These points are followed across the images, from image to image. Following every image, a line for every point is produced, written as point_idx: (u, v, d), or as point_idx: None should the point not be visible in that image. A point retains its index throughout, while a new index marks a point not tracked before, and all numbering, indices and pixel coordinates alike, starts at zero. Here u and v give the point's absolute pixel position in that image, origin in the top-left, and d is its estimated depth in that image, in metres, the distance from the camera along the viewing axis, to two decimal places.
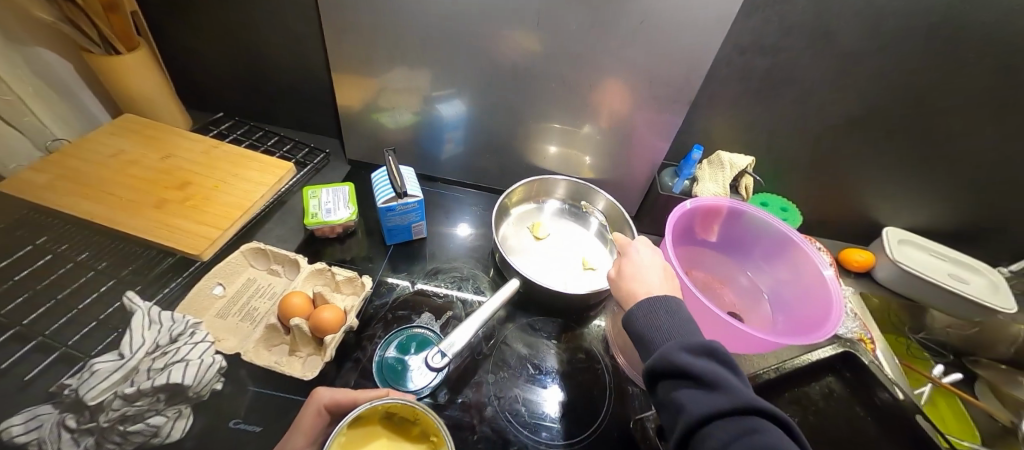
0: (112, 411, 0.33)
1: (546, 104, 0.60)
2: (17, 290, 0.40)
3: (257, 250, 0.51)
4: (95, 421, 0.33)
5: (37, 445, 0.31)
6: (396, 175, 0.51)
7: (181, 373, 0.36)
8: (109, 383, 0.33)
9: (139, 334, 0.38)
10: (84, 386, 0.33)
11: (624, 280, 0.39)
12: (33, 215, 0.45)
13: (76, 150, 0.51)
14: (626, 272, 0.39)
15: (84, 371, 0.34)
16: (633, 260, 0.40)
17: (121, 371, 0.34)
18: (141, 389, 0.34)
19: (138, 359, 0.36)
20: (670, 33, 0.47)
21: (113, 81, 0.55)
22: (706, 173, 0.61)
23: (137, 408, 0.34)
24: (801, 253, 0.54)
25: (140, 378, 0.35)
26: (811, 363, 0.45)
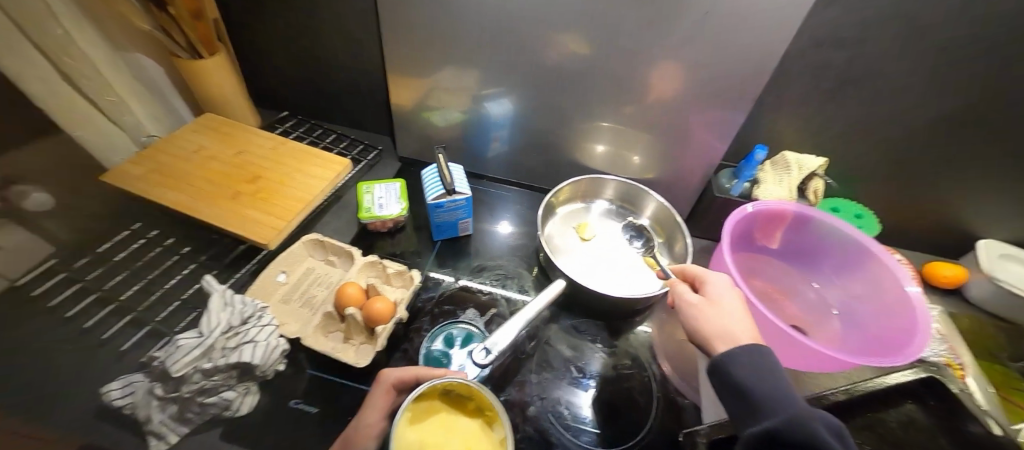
0: (193, 384, 0.36)
1: (595, 103, 0.58)
2: (116, 269, 0.47)
3: (316, 241, 0.54)
4: (178, 391, 0.36)
5: (130, 408, 0.37)
6: (446, 173, 0.52)
7: (252, 354, 0.39)
8: (190, 358, 0.35)
9: (217, 314, 0.40)
10: (171, 359, 0.35)
11: (722, 312, 0.35)
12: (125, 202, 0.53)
13: (165, 145, 0.57)
14: (726, 305, 0.35)
15: (171, 346, 0.37)
16: (730, 294, 0.36)
17: (200, 348, 0.36)
18: (217, 366, 0.37)
19: (215, 338, 0.38)
20: (733, 27, 0.44)
21: (197, 83, 0.61)
22: (768, 176, 0.57)
23: (213, 382, 0.38)
24: (880, 267, 0.49)
25: (218, 355, 0.38)
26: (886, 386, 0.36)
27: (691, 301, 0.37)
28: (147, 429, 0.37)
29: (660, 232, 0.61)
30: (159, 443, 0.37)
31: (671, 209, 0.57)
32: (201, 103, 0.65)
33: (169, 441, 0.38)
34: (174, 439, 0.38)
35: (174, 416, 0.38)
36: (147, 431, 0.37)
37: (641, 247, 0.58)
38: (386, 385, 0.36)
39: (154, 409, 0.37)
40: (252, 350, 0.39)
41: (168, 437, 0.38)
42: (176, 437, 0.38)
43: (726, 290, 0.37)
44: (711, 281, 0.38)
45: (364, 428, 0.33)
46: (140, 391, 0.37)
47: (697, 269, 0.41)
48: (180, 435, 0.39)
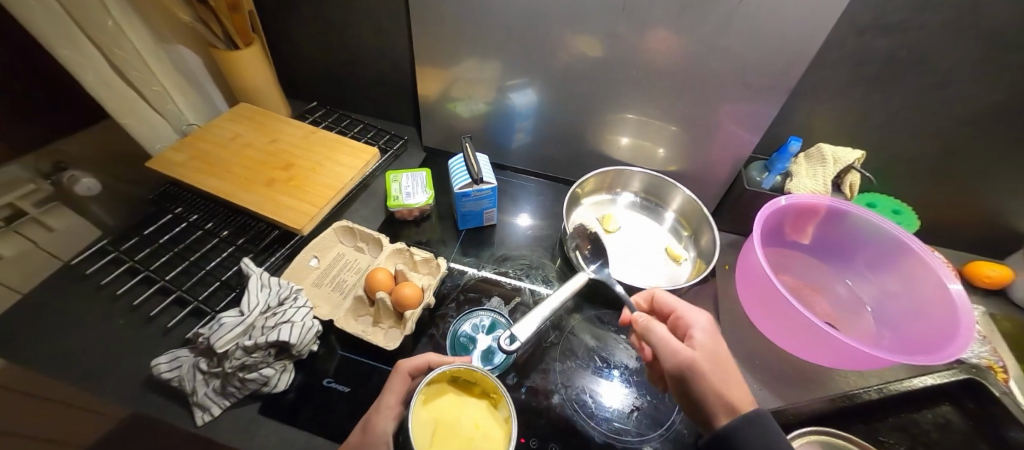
0: (234, 360, 0.38)
1: (621, 94, 0.58)
2: (162, 251, 0.51)
3: (345, 228, 0.55)
4: (221, 366, 0.39)
5: (177, 381, 0.40)
6: (473, 162, 0.52)
7: (285, 333, 0.40)
8: (233, 335, 0.39)
9: (255, 295, 0.43)
10: (215, 335, 0.39)
11: (714, 368, 0.32)
12: (171, 189, 0.57)
13: (203, 133, 0.59)
14: (716, 358, 0.33)
15: (215, 324, 0.40)
16: (715, 343, 0.34)
17: (241, 326, 0.39)
18: (257, 343, 0.38)
19: (255, 317, 0.41)
20: (771, 15, 0.43)
21: (233, 73, 0.63)
22: (802, 168, 0.55)
23: (252, 359, 0.39)
24: (919, 264, 0.48)
25: (256, 333, 0.40)
26: (918, 389, 0.44)
27: (681, 351, 0.33)
28: (193, 401, 0.39)
29: (686, 226, 0.60)
30: (204, 414, 0.40)
31: (698, 202, 0.56)
32: (236, 93, 0.68)
33: (213, 413, 0.40)
34: (217, 412, 0.40)
35: (217, 390, 0.40)
36: (193, 403, 0.39)
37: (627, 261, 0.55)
38: (405, 372, 0.36)
39: (199, 382, 0.40)
40: (285, 329, 0.40)
41: (211, 409, 0.40)
42: (219, 410, 0.40)
43: (711, 339, 0.35)
44: (695, 325, 0.36)
45: (384, 413, 0.34)
46: (187, 366, 0.40)
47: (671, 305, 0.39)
48: (224, 408, 0.41)
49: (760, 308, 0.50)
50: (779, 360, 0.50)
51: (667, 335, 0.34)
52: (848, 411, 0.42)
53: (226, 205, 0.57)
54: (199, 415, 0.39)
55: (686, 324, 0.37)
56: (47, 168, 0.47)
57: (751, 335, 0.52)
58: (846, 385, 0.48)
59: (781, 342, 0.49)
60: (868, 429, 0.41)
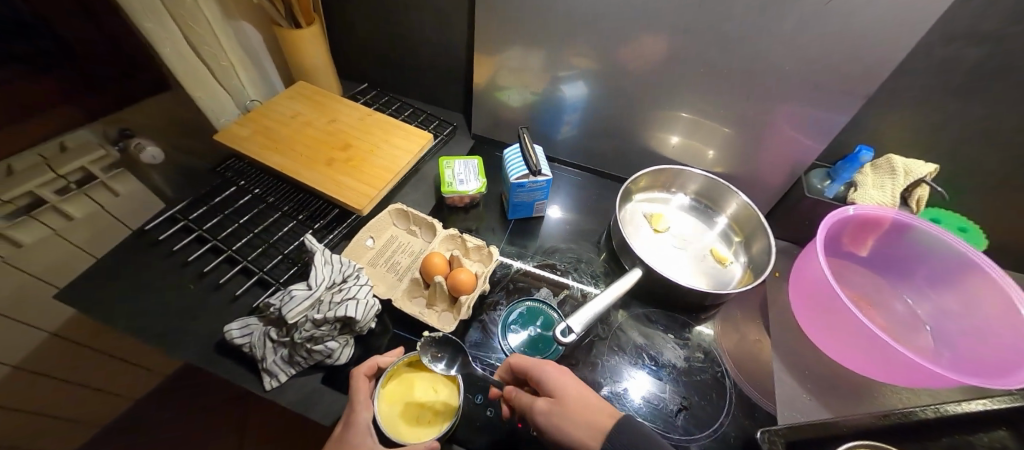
0: (304, 331, 0.40)
1: (680, 92, 0.57)
2: (228, 222, 0.54)
3: (400, 210, 0.57)
4: (289, 336, 0.41)
5: (248, 346, 0.42)
6: (531, 153, 0.53)
7: (351, 309, 0.41)
8: (303, 308, 0.40)
9: (321, 270, 0.45)
10: (286, 306, 0.40)
11: (571, 408, 0.33)
12: (237, 164, 0.60)
13: (265, 110, 0.61)
14: (569, 398, 0.34)
15: (285, 295, 0.41)
16: (563, 383, 0.36)
17: (310, 300, 0.41)
18: (325, 317, 0.40)
19: (321, 292, 0.42)
20: (859, 17, 0.41)
21: (293, 51, 0.64)
22: (869, 179, 0.53)
23: (320, 332, 0.41)
24: (989, 285, 0.46)
25: (324, 307, 0.41)
26: (972, 412, 0.41)
27: (540, 410, 0.34)
28: (262, 367, 0.42)
29: (738, 230, 0.59)
30: (272, 379, 0.42)
31: (754, 207, 0.55)
32: (294, 72, 0.69)
33: (279, 380, 0.42)
34: (283, 379, 0.42)
35: (285, 358, 0.42)
36: (263, 369, 0.42)
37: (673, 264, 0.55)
38: (363, 373, 0.39)
39: (268, 350, 0.42)
40: (351, 306, 0.41)
41: (278, 376, 0.42)
42: (285, 377, 0.42)
43: (557, 378, 0.36)
44: (541, 378, 0.37)
45: (361, 407, 0.37)
46: (257, 334, 0.42)
47: (517, 366, 0.39)
48: (289, 376, 0.43)
49: (815, 318, 0.49)
50: (830, 371, 0.49)
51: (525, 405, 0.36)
52: (900, 427, 0.40)
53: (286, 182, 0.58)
54: (268, 380, 0.42)
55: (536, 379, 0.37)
56: (113, 135, 0.50)
57: (801, 344, 0.51)
58: (900, 402, 0.47)
59: (834, 353, 0.48)
60: None
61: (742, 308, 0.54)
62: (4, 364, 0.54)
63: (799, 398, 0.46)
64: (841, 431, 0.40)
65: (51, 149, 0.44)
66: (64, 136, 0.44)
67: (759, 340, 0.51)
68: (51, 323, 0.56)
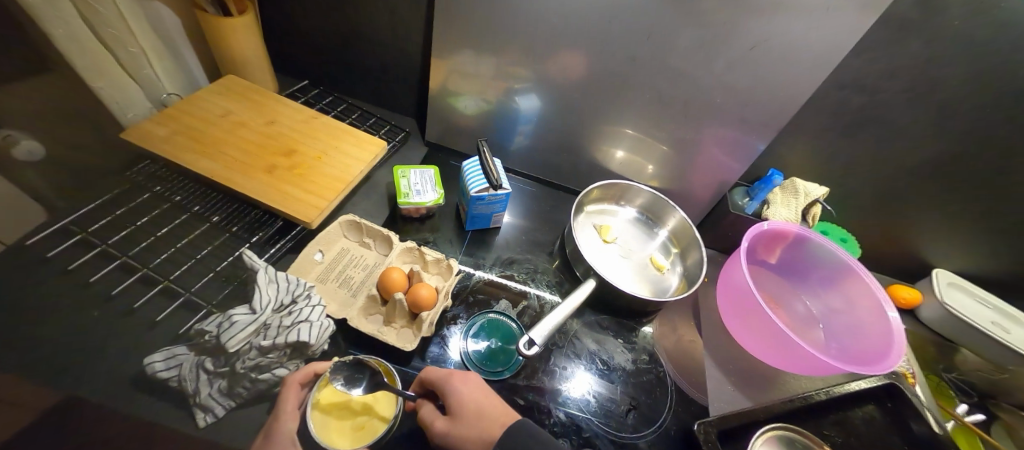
0: (249, 360, 0.37)
1: (627, 111, 0.61)
2: (141, 236, 0.46)
3: (351, 222, 0.54)
4: (229, 365, 0.38)
5: (175, 380, 0.37)
6: (491, 167, 0.53)
7: (304, 333, 0.39)
8: (245, 334, 0.37)
9: (266, 291, 0.41)
10: (225, 333, 0.36)
11: (466, 425, 0.35)
12: (162, 173, 0.52)
13: (188, 106, 0.54)
14: (465, 413, 0.36)
15: (224, 321, 0.37)
16: (465, 393, 0.37)
17: (254, 325, 0.37)
18: (274, 344, 0.37)
19: (267, 316, 0.39)
20: (775, 60, 0.48)
21: (222, 41, 0.57)
22: (779, 198, 0.62)
23: (266, 359, 0.39)
24: (863, 289, 0.57)
25: (272, 332, 0.38)
26: (850, 392, 0.52)
27: (439, 428, 0.36)
28: (194, 401, 0.37)
29: (676, 243, 0.65)
30: (207, 415, 0.38)
31: (689, 222, 0.62)
32: (220, 62, 0.61)
33: (215, 415, 0.39)
34: (220, 413, 0.39)
35: (223, 390, 0.39)
36: (195, 404, 0.37)
37: (618, 270, 0.59)
38: (293, 382, 0.37)
39: (202, 383, 0.37)
40: (303, 330, 0.39)
41: (214, 410, 0.38)
42: (222, 411, 0.39)
43: (460, 390, 0.37)
44: (447, 391, 0.37)
45: (286, 417, 0.35)
46: (188, 364, 0.38)
47: (427, 376, 0.39)
48: (228, 408, 0.40)
49: (738, 319, 0.57)
50: (750, 364, 0.57)
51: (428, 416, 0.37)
52: (802, 409, 0.50)
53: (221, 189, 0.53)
54: (201, 416, 0.38)
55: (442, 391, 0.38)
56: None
57: (727, 341, 0.59)
58: (799, 387, 0.56)
59: (752, 349, 0.56)
60: (815, 424, 0.50)
61: (679, 311, 0.60)
62: None
63: (726, 390, 0.53)
64: (758, 417, 0.47)
65: None
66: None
67: (693, 340, 0.57)
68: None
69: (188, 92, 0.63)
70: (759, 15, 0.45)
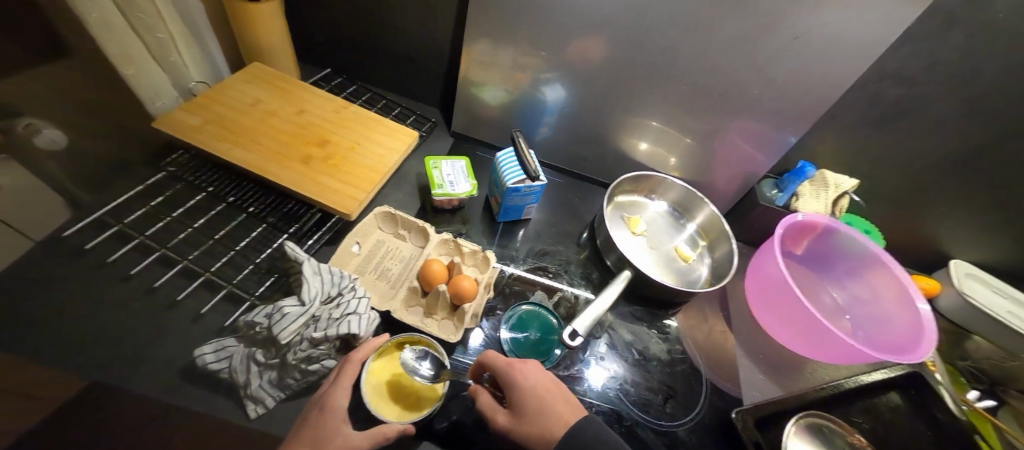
0: (301, 352, 0.37)
1: (659, 102, 0.60)
2: (176, 227, 0.47)
3: (387, 213, 0.54)
4: (280, 356, 0.38)
5: (225, 371, 0.39)
6: (529, 159, 0.53)
7: (353, 325, 0.39)
8: (296, 326, 0.37)
9: (312, 282, 0.41)
10: (277, 325, 0.37)
11: (530, 422, 0.35)
12: (196, 163, 0.53)
13: (218, 95, 0.53)
14: (528, 410, 0.36)
15: (275, 313, 0.37)
16: (528, 390, 0.37)
17: (305, 317, 0.38)
18: (325, 335, 0.37)
19: (316, 308, 0.39)
20: (814, 53, 0.48)
21: (246, 26, 0.55)
22: (808, 190, 0.63)
23: (316, 352, 0.38)
24: (893, 282, 0.58)
25: (322, 325, 0.38)
26: (868, 382, 0.54)
27: (501, 423, 0.37)
28: (245, 392, 0.38)
29: (703, 235, 0.66)
30: (257, 406, 0.38)
31: (718, 215, 0.62)
32: (244, 49, 0.60)
33: (265, 406, 0.39)
34: (270, 405, 0.39)
35: (272, 382, 0.39)
36: (247, 395, 0.38)
37: (647, 261, 0.60)
38: (356, 360, 0.38)
39: (252, 374, 0.38)
40: (352, 322, 0.39)
41: (264, 402, 0.39)
42: (272, 402, 0.39)
43: (523, 386, 0.37)
44: (510, 383, 0.38)
45: (339, 393, 0.36)
46: (239, 356, 0.39)
47: (490, 365, 0.40)
48: (278, 400, 0.40)
49: (770, 309, 0.58)
50: (779, 353, 0.58)
51: (488, 405, 0.38)
52: (830, 397, 0.51)
53: (254, 179, 0.52)
54: (252, 408, 0.38)
55: (503, 381, 0.38)
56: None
57: (755, 331, 0.60)
58: (826, 375, 0.58)
59: (784, 339, 0.57)
60: (843, 411, 0.52)
61: (708, 301, 0.61)
62: None
63: (758, 379, 0.54)
64: (790, 406, 0.49)
65: None
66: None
67: (723, 331, 0.58)
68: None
69: (214, 83, 0.62)
70: (803, 9, 0.44)
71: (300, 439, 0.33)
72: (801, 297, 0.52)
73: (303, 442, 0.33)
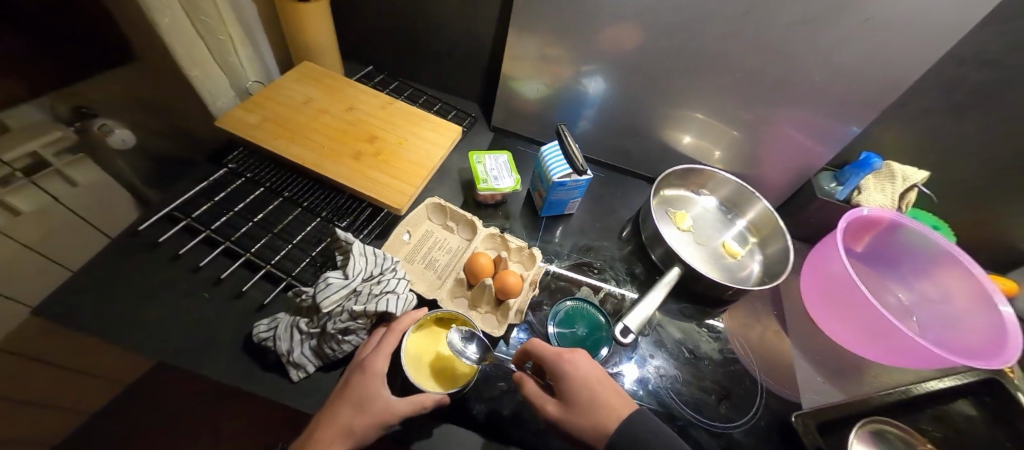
0: (340, 322, 0.38)
1: (708, 93, 0.58)
2: (237, 221, 0.49)
3: (437, 205, 0.55)
4: (320, 326, 0.39)
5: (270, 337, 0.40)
6: (575, 153, 0.51)
7: (391, 303, 0.39)
8: (339, 297, 0.39)
9: (359, 258, 0.42)
10: (321, 293, 0.38)
11: (579, 414, 0.33)
12: (254, 160, 0.55)
13: (274, 94, 0.55)
14: (577, 400, 0.34)
15: (321, 282, 0.40)
16: (578, 381, 0.35)
17: (347, 290, 0.39)
18: (364, 310, 0.38)
19: (358, 283, 0.41)
20: (886, 35, 0.45)
21: (297, 27, 0.57)
22: (872, 184, 0.59)
23: (354, 325, 0.39)
24: (970, 283, 0.54)
25: (363, 299, 0.39)
26: (941, 388, 0.50)
27: (551, 412, 0.35)
28: (287, 359, 0.39)
29: (754, 231, 0.63)
30: (298, 371, 0.40)
31: (772, 210, 0.59)
32: (295, 50, 0.61)
33: (306, 372, 0.40)
34: (310, 372, 0.40)
35: (312, 350, 0.40)
36: (288, 361, 0.39)
37: (694, 258, 0.58)
38: (397, 330, 0.39)
39: (294, 341, 0.39)
40: (390, 299, 0.39)
41: (305, 368, 0.40)
42: (311, 370, 0.40)
43: (572, 376, 0.35)
44: (558, 372, 0.36)
45: (379, 357, 0.37)
46: (284, 324, 0.41)
47: (538, 354, 0.38)
48: (315, 368, 0.41)
49: (828, 308, 0.55)
50: (838, 356, 0.55)
51: (536, 394, 0.36)
52: (897, 403, 0.48)
53: (307, 174, 0.54)
54: (295, 372, 0.40)
55: (551, 371, 0.37)
56: (66, 113, 0.38)
57: (811, 331, 0.57)
58: (890, 379, 0.54)
59: (844, 340, 0.55)
60: (911, 418, 0.48)
61: (760, 301, 0.59)
62: None
63: (816, 381, 0.52)
64: (852, 412, 0.47)
65: None
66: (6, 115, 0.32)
67: (777, 331, 0.56)
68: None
69: (267, 82, 0.65)
70: None
71: (343, 399, 0.35)
72: (868, 298, 0.49)
73: (346, 401, 0.34)
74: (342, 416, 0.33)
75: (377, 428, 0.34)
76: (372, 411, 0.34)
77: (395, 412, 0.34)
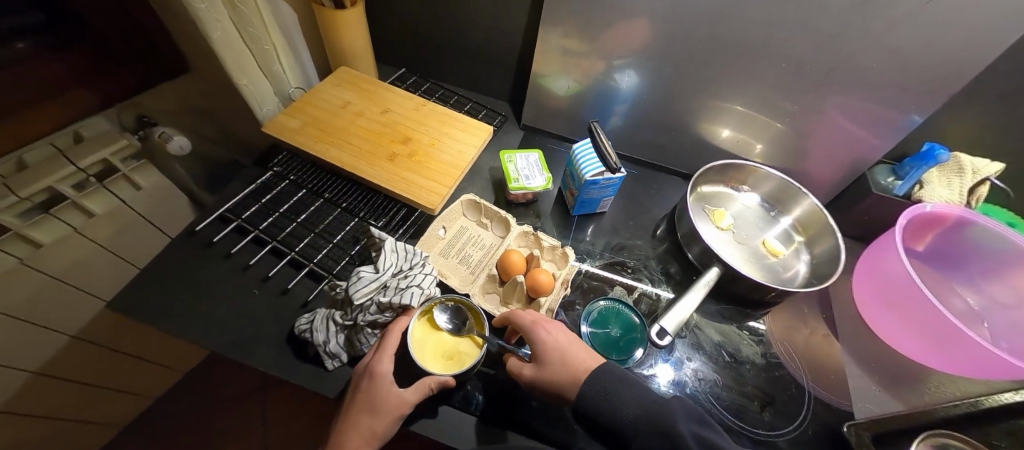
0: (369, 315, 0.39)
1: (748, 85, 0.55)
2: (281, 221, 0.52)
3: (472, 202, 0.56)
4: (353, 319, 0.40)
5: (308, 328, 0.42)
6: (607, 150, 0.50)
7: (414, 298, 0.39)
8: (369, 290, 0.40)
9: (389, 255, 0.44)
10: (354, 287, 0.40)
11: (555, 371, 0.34)
12: (298, 163, 0.58)
13: (315, 99, 0.57)
14: (551, 361, 0.35)
15: (354, 276, 0.41)
16: (552, 345, 0.36)
17: (377, 284, 0.40)
18: (389, 302, 0.38)
19: (388, 277, 0.42)
20: (955, 15, 0.41)
21: (335, 33, 0.59)
22: (936, 177, 0.54)
23: (382, 318, 0.40)
24: None
25: (389, 292, 0.40)
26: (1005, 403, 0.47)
27: (528, 375, 0.36)
28: (324, 350, 0.41)
29: (800, 230, 0.60)
30: (334, 360, 0.42)
31: (821, 207, 0.56)
32: (333, 56, 0.64)
33: (340, 361, 0.42)
34: (343, 361, 0.42)
35: (344, 342, 0.41)
36: (324, 352, 0.41)
37: (735, 257, 0.55)
38: (397, 329, 0.39)
39: (328, 333, 0.41)
40: (413, 293, 0.39)
41: (339, 357, 0.42)
42: (345, 359, 0.42)
43: (546, 341, 0.36)
44: (533, 338, 0.37)
45: (384, 360, 0.37)
46: (320, 317, 0.42)
47: (515, 322, 0.39)
48: (348, 358, 0.43)
49: (885, 314, 0.51)
50: (895, 363, 0.51)
51: (516, 364, 0.38)
52: (962, 416, 0.44)
53: (345, 176, 0.56)
54: (330, 361, 0.42)
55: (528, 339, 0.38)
56: (130, 122, 0.46)
57: (863, 336, 0.53)
58: (955, 390, 0.50)
59: (908, 349, 0.51)
60: (980, 431, 0.44)
61: (807, 303, 0.55)
62: (25, 370, 0.50)
63: (870, 390, 0.49)
64: (912, 425, 0.44)
65: (66, 139, 0.40)
66: (78, 125, 0.41)
67: (826, 336, 0.53)
68: (72, 325, 0.52)
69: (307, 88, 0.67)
70: None
71: (357, 404, 0.36)
72: (932, 303, 0.45)
73: (360, 407, 0.36)
74: (361, 423, 0.35)
75: (396, 420, 0.35)
76: (387, 411, 0.35)
77: (408, 401, 0.36)
